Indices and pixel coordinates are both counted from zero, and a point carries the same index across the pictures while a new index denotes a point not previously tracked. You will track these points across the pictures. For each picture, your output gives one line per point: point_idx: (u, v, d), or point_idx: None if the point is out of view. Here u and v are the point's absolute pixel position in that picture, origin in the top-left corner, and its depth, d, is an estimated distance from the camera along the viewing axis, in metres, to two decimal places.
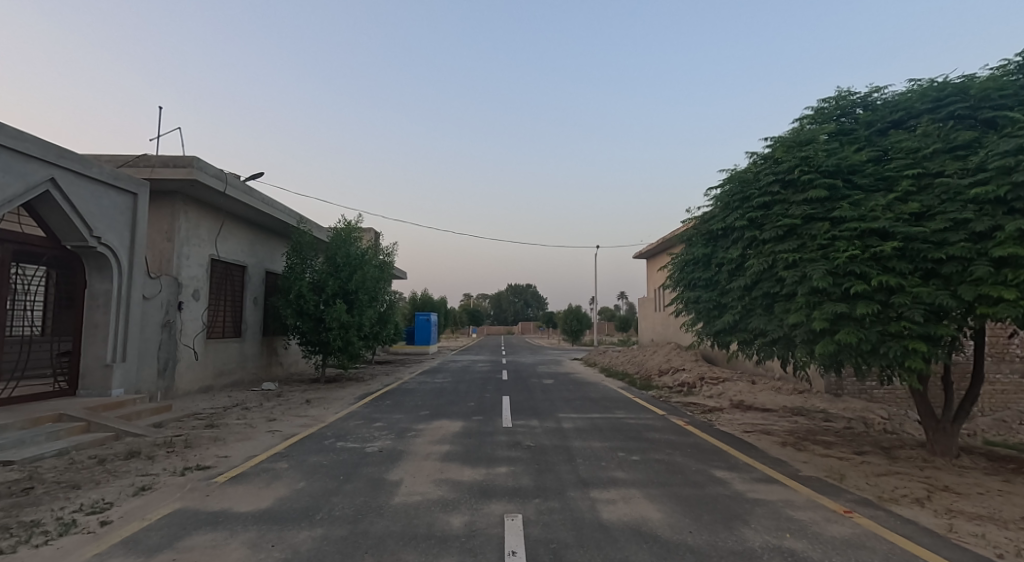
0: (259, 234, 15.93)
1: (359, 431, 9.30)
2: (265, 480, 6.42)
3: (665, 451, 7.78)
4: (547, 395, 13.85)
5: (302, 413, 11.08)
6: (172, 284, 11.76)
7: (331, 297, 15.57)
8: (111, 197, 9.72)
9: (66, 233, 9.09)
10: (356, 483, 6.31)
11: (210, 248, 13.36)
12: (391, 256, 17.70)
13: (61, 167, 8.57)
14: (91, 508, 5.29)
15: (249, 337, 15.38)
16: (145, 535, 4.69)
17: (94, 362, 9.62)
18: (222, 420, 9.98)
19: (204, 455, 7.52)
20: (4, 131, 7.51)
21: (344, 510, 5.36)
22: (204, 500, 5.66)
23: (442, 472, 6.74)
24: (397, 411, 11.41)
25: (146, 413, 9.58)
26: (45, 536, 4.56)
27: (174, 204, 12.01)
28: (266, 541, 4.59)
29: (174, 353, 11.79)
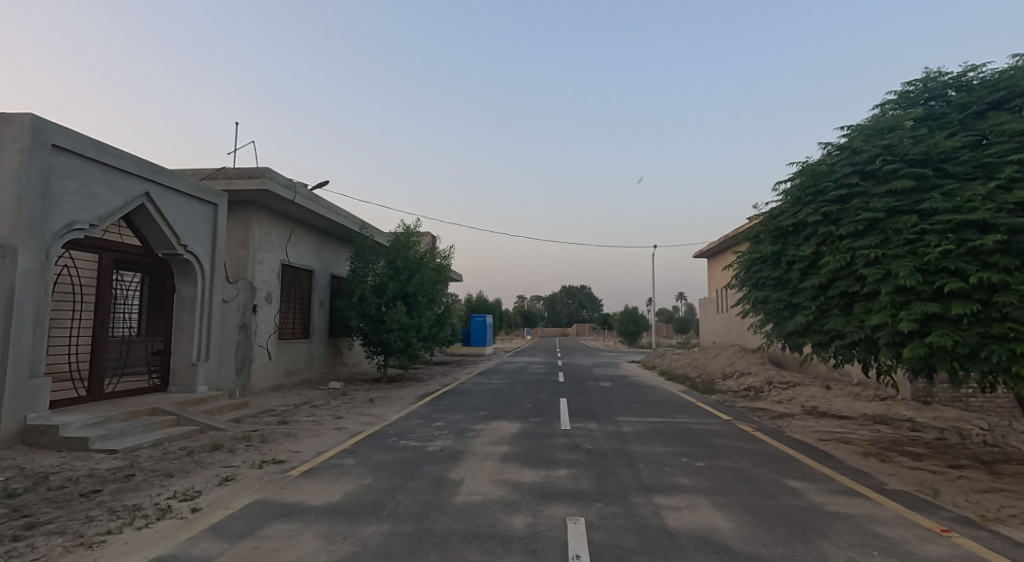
0: (325, 240, 16.61)
1: (420, 430, 9.53)
2: (334, 475, 6.68)
3: (732, 458, 7.52)
4: (605, 397, 13.73)
5: (367, 411, 11.46)
6: (248, 288, 12.45)
7: (391, 300, 16.02)
8: (195, 208, 10.40)
9: (156, 242, 9.78)
10: (419, 481, 6.44)
11: (281, 254, 14.06)
12: (449, 259, 17.98)
13: (153, 181, 9.23)
14: (182, 495, 5.68)
15: (316, 337, 16.08)
16: (230, 523, 4.98)
17: (182, 361, 10.31)
18: (293, 417, 10.47)
19: (278, 450, 7.92)
20: (106, 150, 8.18)
21: (409, 507, 5.49)
22: (280, 492, 5.96)
23: (502, 472, 6.80)
24: (456, 411, 11.61)
25: (226, 409, 10.15)
26: (145, 519, 4.93)
27: (249, 213, 12.74)
28: (338, 533, 4.78)
29: (250, 352, 12.47)
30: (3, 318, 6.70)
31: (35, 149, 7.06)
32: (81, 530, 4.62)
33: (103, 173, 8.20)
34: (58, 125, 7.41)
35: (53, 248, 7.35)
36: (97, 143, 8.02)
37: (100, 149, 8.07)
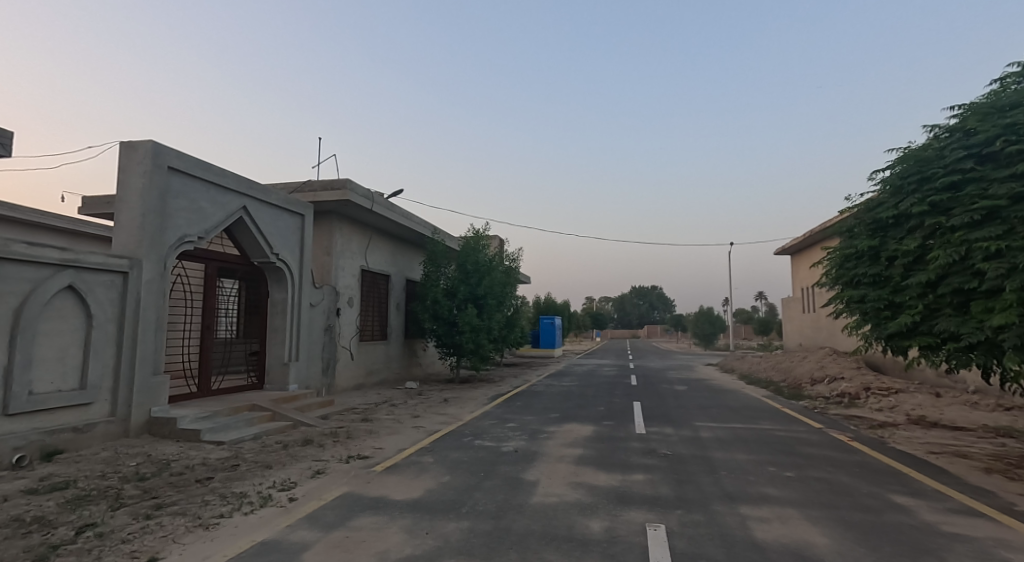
0: (400, 246, 17.17)
1: (493, 431, 9.64)
2: (414, 472, 6.89)
3: (827, 469, 7.07)
4: (680, 401, 13.32)
5: (441, 411, 11.73)
6: (332, 293, 13.10)
7: (462, 303, 16.33)
8: (285, 219, 11.09)
9: (252, 251, 10.51)
10: (495, 481, 6.51)
11: (361, 259, 14.69)
12: (517, 262, 18.09)
13: (250, 196, 9.94)
14: (280, 485, 6.06)
15: (393, 339, 16.67)
16: (322, 513, 5.26)
17: (275, 361, 10.99)
18: (374, 415, 10.90)
19: (362, 446, 8.27)
20: (210, 169, 8.89)
21: (487, 506, 5.57)
22: (366, 486, 6.23)
23: (577, 475, 6.75)
24: (528, 413, 11.65)
25: (315, 406, 10.72)
26: (251, 506, 5.31)
27: (331, 223, 13.42)
28: (420, 528, 4.92)
29: (334, 353, 13.11)
30: (132, 321, 7.44)
31: (154, 172, 7.78)
32: (199, 513, 5.04)
33: (208, 191, 8.91)
34: (172, 149, 8.13)
35: (169, 260, 8.07)
36: (203, 164, 8.73)
37: (206, 169, 8.77)
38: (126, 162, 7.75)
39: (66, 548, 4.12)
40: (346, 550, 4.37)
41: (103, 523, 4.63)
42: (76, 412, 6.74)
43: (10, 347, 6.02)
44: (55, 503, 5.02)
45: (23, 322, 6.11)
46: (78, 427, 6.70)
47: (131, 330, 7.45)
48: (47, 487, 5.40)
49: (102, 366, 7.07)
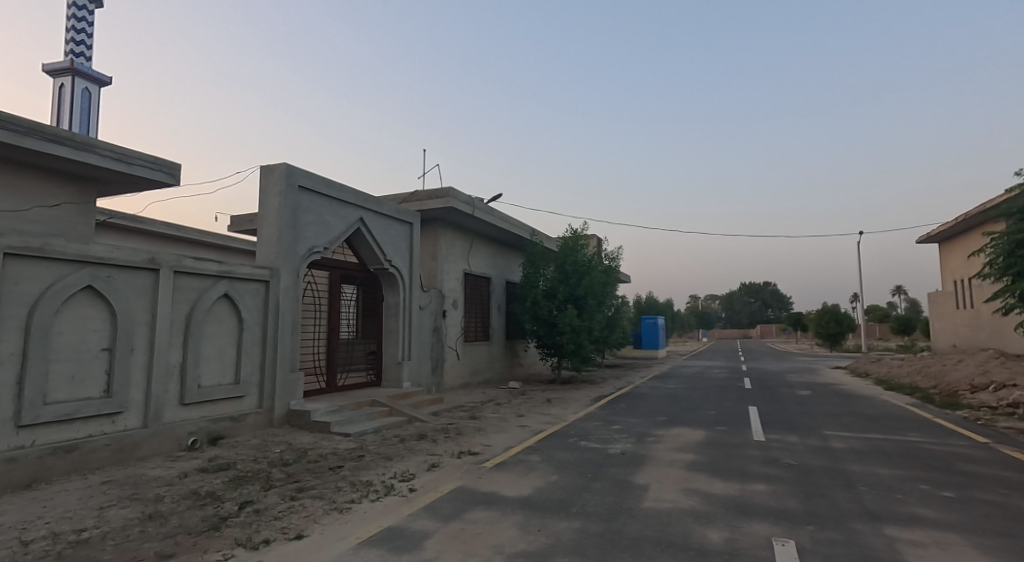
0: (500, 248, 17.63)
1: (599, 432, 9.64)
2: (523, 470, 7.10)
3: (995, 491, 6.31)
4: (804, 407, 12.45)
5: (545, 411, 11.89)
6: (439, 295, 13.75)
7: (562, 303, 16.43)
8: (396, 228, 11.84)
9: (368, 259, 11.34)
10: (604, 482, 6.54)
11: (464, 263, 15.28)
12: (617, 261, 17.88)
13: (366, 208, 10.74)
14: (401, 476, 6.53)
15: (496, 340, 17.13)
16: (439, 504, 5.60)
17: (390, 360, 11.75)
18: (481, 413, 11.30)
19: (472, 442, 8.64)
20: (334, 186, 9.74)
21: (597, 507, 5.62)
22: (477, 481, 6.53)
23: (691, 481, 6.60)
24: (634, 415, 11.49)
25: (426, 403, 11.32)
26: (377, 494, 5.78)
27: (435, 229, 14.11)
28: (533, 525, 5.09)
29: (442, 353, 13.76)
30: (273, 324, 8.35)
31: (288, 191, 8.67)
32: (334, 497, 5.57)
33: (332, 205, 9.77)
34: (302, 169, 9.01)
35: (301, 269, 8.96)
36: (327, 181, 9.59)
37: (330, 186, 9.62)
38: (265, 184, 8.71)
39: (232, 520, 4.76)
40: (463, 541, 4.63)
41: (258, 501, 5.28)
42: (232, 403, 7.69)
43: (184, 346, 7.01)
44: (221, 481, 5.79)
45: (192, 324, 7.09)
46: (234, 416, 7.64)
47: (273, 332, 8.36)
48: (214, 466, 6.24)
49: (251, 364, 8.00)
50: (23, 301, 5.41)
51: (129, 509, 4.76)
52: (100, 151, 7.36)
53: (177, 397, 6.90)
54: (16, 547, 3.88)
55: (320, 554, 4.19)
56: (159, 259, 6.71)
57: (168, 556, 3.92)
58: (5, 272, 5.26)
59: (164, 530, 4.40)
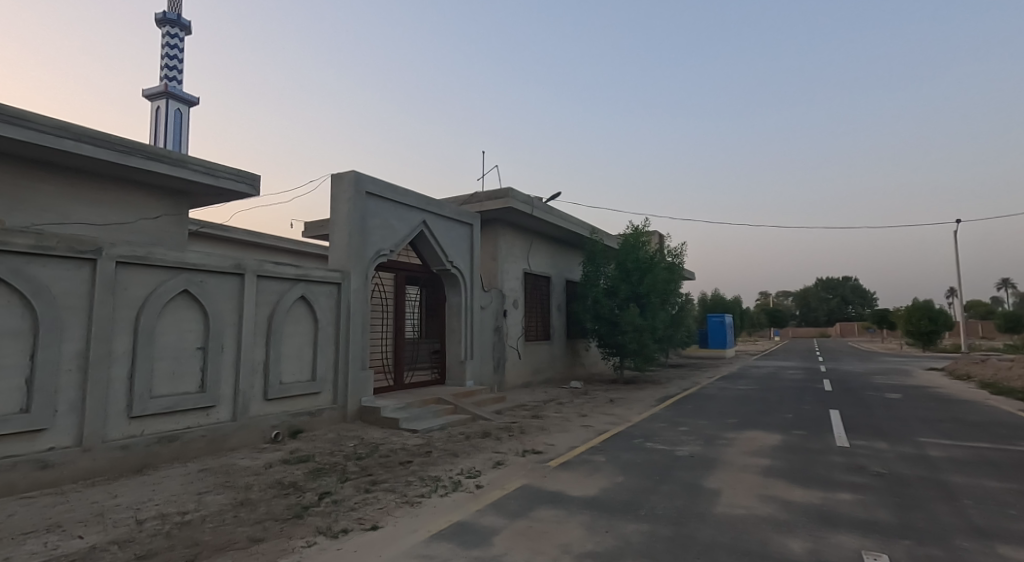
0: (560, 247, 17.63)
1: (665, 434, 9.50)
2: (588, 470, 7.12)
3: None
4: (894, 411, 11.73)
5: (609, 411, 11.82)
6: (499, 295, 13.94)
7: (625, 302, 16.24)
8: (457, 229, 12.10)
9: (431, 260, 11.66)
10: (673, 485, 6.46)
11: (523, 263, 15.41)
12: (681, 257, 17.47)
13: (428, 211, 11.06)
14: (468, 472, 6.71)
15: (556, 339, 17.16)
16: (506, 501, 5.73)
17: (454, 359, 12.04)
18: (543, 412, 11.38)
19: (535, 441, 8.74)
20: (398, 190, 10.09)
21: (666, 511, 5.57)
22: (542, 480, 6.62)
23: (767, 487, 6.40)
24: (702, 417, 11.23)
25: (489, 401, 11.53)
26: (445, 489, 5.98)
27: (495, 229, 14.31)
28: (601, 525, 5.12)
29: (503, 352, 13.95)
30: (345, 325, 8.77)
31: (356, 197, 9.07)
32: (405, 491, 5.82)
33: (397, 209, 10.13)
34: (369, 175, 9.39)
35: (369, 271, 9.35)
36: (392, 186, 9.94)
37: (394, 190, 9.97)
38: (335, 191, 9.15)
39: (314, 509, 5.07)
40: (531, 539, 4.73)
41: (336, 492, 5.59)
42: (309, 399, 8.14)
43: (266, 345, 7.50)
44: (302, 472, 6.18)
45: (273, 325, 7.57)
46: (312, 412, 8.10)
47: (346, 332, 8.78)
48: (295, 458, 6.66)
49: (326, 362, 8.45)
50: (131, 304, 5.97)
51: (223, 495, 5.17)
52: (191, 166, 8.00)
53: (261, 392, 7.40)
54: (131, 525, 4.32)
55: (395, 545, 4.40)
56: (244, 265, 7.22)
57: (259, 540, 4.24)
58: (116, 278, 5.83)
59: (254, 515, 4.76)
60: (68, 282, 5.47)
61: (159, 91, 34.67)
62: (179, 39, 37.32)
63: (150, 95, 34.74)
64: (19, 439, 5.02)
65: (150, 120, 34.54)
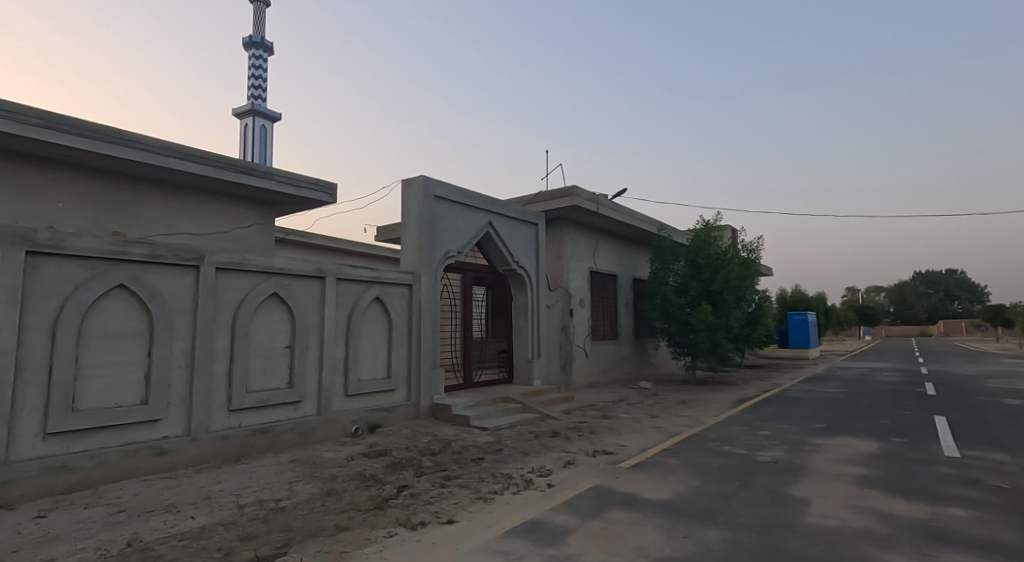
0: (626, 245, 17.39)
1: (744, 438, 9.18)
2: (662, 473, 7.03)
3: None
4: (1011, 419, 10.73)
5: (682, 413, 11.56)
6: (565, 294, 13.95)
7: (696, 299, 15.79)
8: (523, 229, 12.22)
9: (497, 260, 11.85)
10: (755, 492, 6.25)
11: (589, 261, 15.33)
12: (757, 252, 16.76)
13: (494, 212, 11.25)
14: (539, 471, 6.80)
15: (625, 338, 16.94)
16: (579, 501, 5.77)
17: (521, 358, 12.18)
18: (613, 412, 11.29)
19: (606, 442, 8.70)
20: (465, 193, 10.33)
21: (749, 518, 5.40)
22: (615, 481, 6.59)
23: (862, 498, 6.05)
24: (784, 420, 10.76)
25: (557, 401, 11.57)
26: (518, 487, 6.10)
27: (560, 228, 14.33)
28: (678, 531, 5.04)
29: (570, 351, 13.93)
30: (417, 325, 9.09)
31: (425, 201, 9.38)
32: (478, 487, 5.98)
33: (464, 211, 10.37)
34: (437, 179, 9.67)
35: (438, 272, 9.64)
36: (458, 188, 10.19)
37: (461, 193, 10.22)
38: (406, 196, 9.51)
39: (393, 501, 5.32)
40: (606, 540, 4.74)
41: (413, 486, 5.84)
42: (386, 396, 8.51)
43: (346, 344, 7.91)
44: (381, 465, 6.50)
45: (352, 325, 7.98)
46: (388, 408, 8.46)
47: (418, 332, 9.10)
48: (374, 452, 7.00)
49: (400, 361, 8.80)
50: (229, 306, 6.49)
51: (312, 485, 5.53)
52: (275, 177, 8.57)
53: (342, 389, 7.82)
54: (233, 508, 4.71)
55: (470, 539, 4.54)
56: (325, 269, 7.66)
57: (345, 528, 4.52)
58: (216, 283, 6.36)
59: (340, 505, 5.06)
60: (176, 287, 6.02)
61: (246, 109, 37.16)
62: (263, 59, 39.80)
63: (238, 113, 37.29)
64: (139, 428, 5.59)
65: (239, 136, 37.22)
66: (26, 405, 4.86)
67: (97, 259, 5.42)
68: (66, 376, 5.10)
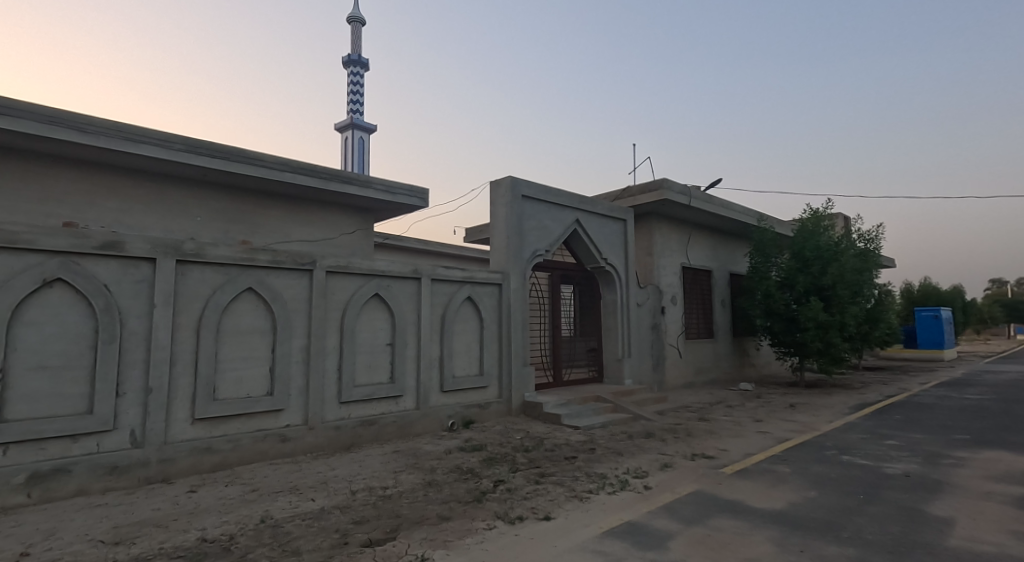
0: (721, 238, 16.66)
1: (868, 447, 8.50)
2: (770, 481, 6.68)
3: None
4: None
5: (790, 417, 10.90)
6: (656, 292, 13.62)
7: (803, 295, 14.80)
8: (610, 226, 12.10)
9: (585, 258, 11.82)
10: (883, 508, 5.76)
11: (682, 257, 14.86)
12: (874, 243, 15.42)
13: (580, 210, 11.22)
14: (635, 472, 6.72)
15: (721, 337, 16.24)
16: (679, 506, 5.64)
17: (611, 357, 12.06)
18: (712, 415, 10.88)
19: (706, 445, 8.41)
20: (551, 191, 10.40)
21: (876, 535, 4.98)
22: (717, 487, 6.37)
23: (1017, 521, 5.38)
24: (914, 430, 9.82)
25: (650, 401, 11.34)
26: (613, 487, 6.08)
27: (649, 224, 14.02)
28: (793, 543, 4.76)
29: (662, 351, 13.58)
30: (508, 323, 9.28)
31: (512, 201, 9.55)
32: (573, 485, 6.03)
33: (550, 210, 10.44)
34: (524, 179, 9.82)
35: (527, 271, 9.78)
36: (545, 186, 10.27)
37: (548, 191, 10.29)
38: (494, 197, 9.75)
39: (491, 494, 5.50)
40: (710, 548, 4.59)
41: (509, 481, 5.99)
42: (479, 393, 8.78)
43: (441, 342, 8.25)
44: (476, 459, 6.73)
45: (446, 324, 8.30)
46: (481, 404, 8.72)
47: (509, 331, 9.29)
48: (470, 447, 7.25)
49: (492, 359, 9.04)
50: (338, 306, 7.00)
51: (414, 475, 5.84)
52: (374, 186, 9.10)
53: (439, 384, 8.16)
54: (347, 493, 5.09)
55: (568, 537, 4.60)
56: (421, 269, 8.05)
57: (447, 518, 4.74)
58: (326, 285, 6.88)
59: (441, 495, 5.31)
60: (293, 289, 6.60)
61: (346, 123, 39.63)
62: (361, 75, 42.25)
63: (339, 127, 39.83)
64: (266, 416, 6.18)
65: (341, 149, 39.84)
66: (179, 394, 5.57)
67: (230, 266, 6.06)
68: (208, 369, 5.76)
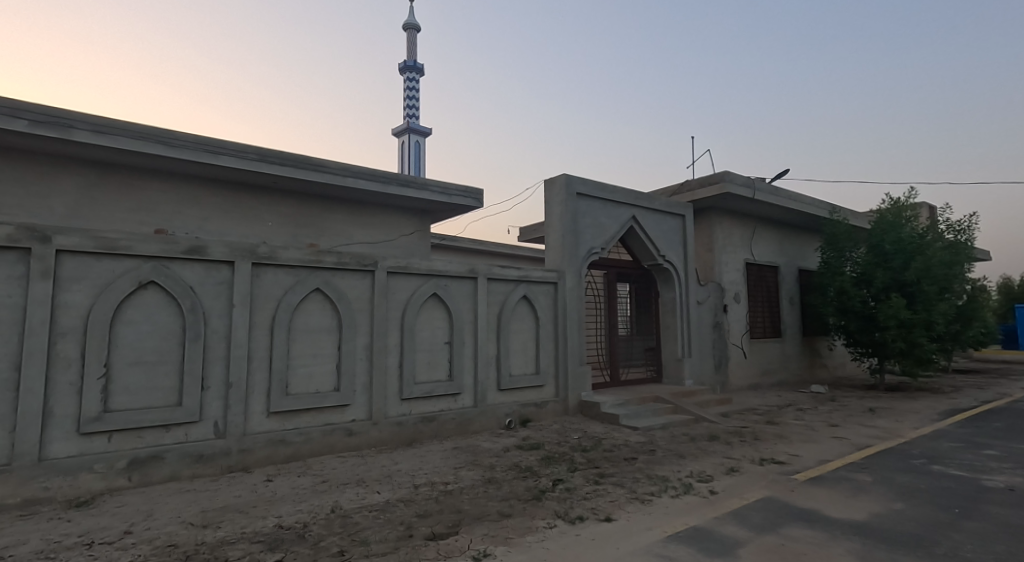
0: (788, 233, 15.96)
1: (961, 457, 7.92)
2: (849, 490, 6.35)
3: None
4: None
5: (868, 423, 10.31)
6: (717, 289, 13.22)
7: (881, 291, 13.97)
8: (668, 222, 11.84)
9: (643, 255, 11.63)
10: (982, 524, 5.36)
11: (745, 253, 14.35)
12: (964, 235, 14.34)
13: (637, 206, 11.05)
14: (699, 476, 6.55)
15: (789, 336, 15.56)
16: (748, 513, 5.46)
17: (670, 357, 11.81)
18: (781, 418, 10.44)
19: (775, 450, 8.08)
20: (606, 188, 10.28)
21: (974, 553, 4.64)
22: (789, 494, 6.11)
23: None
24: (1014, 439, 9.07)
25: (713, 403, 11.01)
26: (676, 490, 5.95)
27: (710, 219, 13.62)
28: (877, 557, 4.51)
29: (725, 350, 13.16)
30: (564, 323, 9.26)
31: (567, 199, 9.52)
32: (634, 487, 5.95)
33: (605, 207, 10.33)
34: (579, 177, 9.76)
35: (583, 269, 9.72)
36: (600, 183, 10.18)
37: (602, 188, 10.19)
38: (549, 195, 9.75)
39: (550, 493, 5.52)
40: (785, 558, 4.42)
41: (568, 481, 5.98)
42: (536, 392, 8.81)
43: (498, 341, 8.34)
44: (535, 458, 6.76)
45: (502, 322, 8.38)
46: (538, 403, 8.74)
47: (565, 330, 9.27)
48: (528, 445, 7.29)
49: (548, 358, 9.04)
50: (398, 306, 7.20)
51: (474, 472, 5.94)
52: (431, 188, 9.31)
53: (496, 383, 8.25)
54: (410, 487, 5.24)
55: (632, 540, 4.55)
56: (477, 269, 8.17)
57: (507, 515, 4.79)
58: (388, 285, 7.09)
59: (501, 493, 5.37)
60: (358, 289, 6.84)
61: (403, 128, 40.66)
62: (416, 81, 43.22)
63: (397, 132, 40.93)
64: (334, 411, 6.44)
65: (398, 153, 40.94)
66: (256, 388, 5.89)
67: (300, 267, 6.35)
68: (281, 365, 6.06)
